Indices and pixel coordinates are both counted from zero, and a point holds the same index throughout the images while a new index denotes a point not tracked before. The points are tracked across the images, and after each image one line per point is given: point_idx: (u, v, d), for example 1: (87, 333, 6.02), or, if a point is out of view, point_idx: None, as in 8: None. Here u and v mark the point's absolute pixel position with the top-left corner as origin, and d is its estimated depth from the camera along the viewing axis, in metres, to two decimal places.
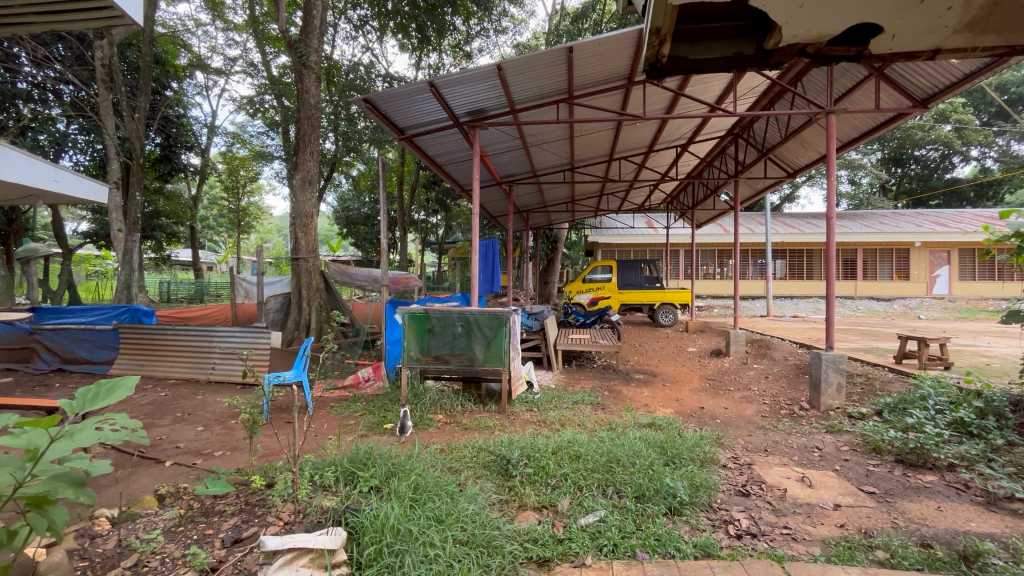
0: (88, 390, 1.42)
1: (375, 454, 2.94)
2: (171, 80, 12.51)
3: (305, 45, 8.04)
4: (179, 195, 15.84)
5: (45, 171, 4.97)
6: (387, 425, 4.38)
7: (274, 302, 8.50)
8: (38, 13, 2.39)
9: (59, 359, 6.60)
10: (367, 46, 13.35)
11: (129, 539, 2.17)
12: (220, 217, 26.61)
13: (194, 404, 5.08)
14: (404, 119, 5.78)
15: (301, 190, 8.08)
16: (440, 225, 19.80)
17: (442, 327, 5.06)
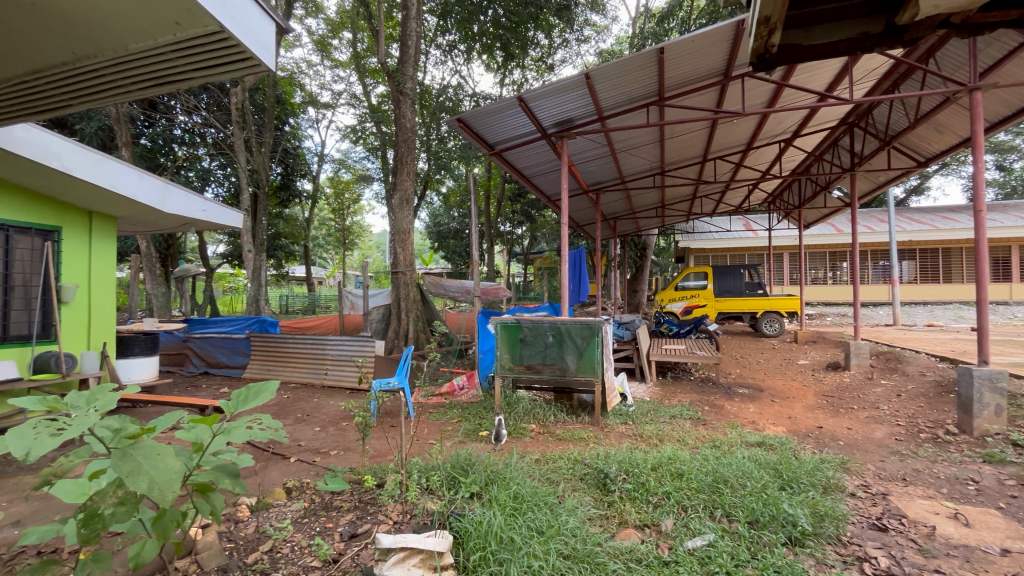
0: (241, 391, 1.60)
1: (475, 461, 3.02)
2: (289, 117, 14.12)
3: (402, 74, 8.64)
4: (296, 217, 17.74)
5: (194, 202, 5.84)
6: (483, 432, 4.50)
7: (377, 312, 9.14)
8: (192, 67, 2.81)
9: (205, 363, 7.64)
10: (455, 69, 14.05)
11: (265, 526, 2.42)
12: (327, 236, 29.29)
13: (311, 406, 5.59)
14: (494, 134, 5.97)
15: (399, 208, 8.62)
16: (526, 236, 20.10)
17: (534, 337, 5.08)
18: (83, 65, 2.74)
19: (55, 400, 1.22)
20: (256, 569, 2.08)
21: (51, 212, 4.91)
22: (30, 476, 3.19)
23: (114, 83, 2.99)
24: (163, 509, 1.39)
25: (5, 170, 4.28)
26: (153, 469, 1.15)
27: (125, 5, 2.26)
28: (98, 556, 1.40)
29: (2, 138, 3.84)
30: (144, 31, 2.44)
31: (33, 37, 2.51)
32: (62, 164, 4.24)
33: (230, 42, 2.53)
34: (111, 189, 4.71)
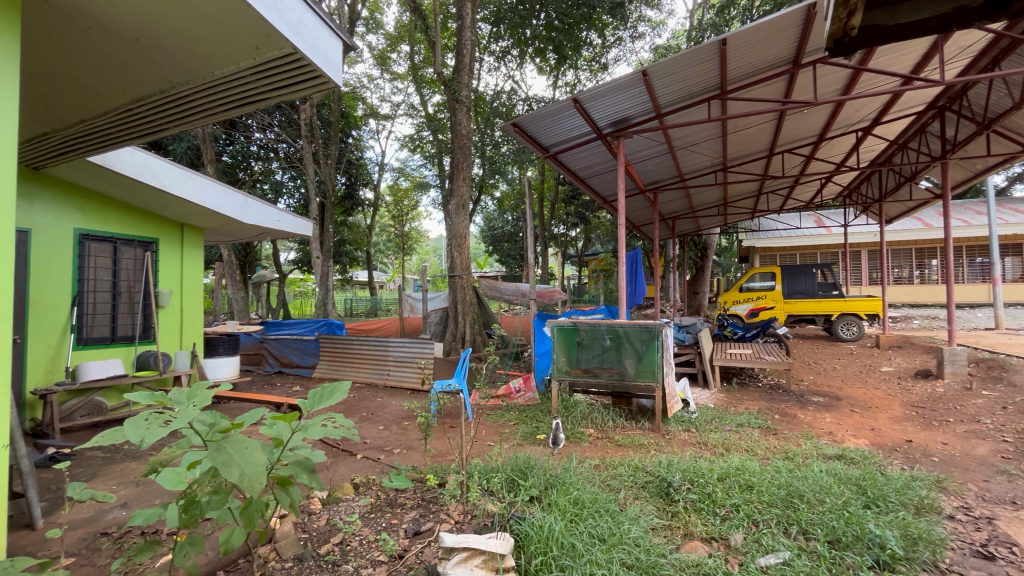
0: (317, 390, 1.69)
1: (534, 464, 3.02)
2: (352, 129, 14.87)
3: (457, 83, 8.85)
4: (359, 225, 18.60)
5: (270, 213, 6.28)
6: (540, 436, 4.49)
7: (435, 315, 9.40)
8: (270, 87, 3.02)
9: (279, 363, 8.18)
10: (508, 74, 14.19)
11: (335, 519, 2.54)
12: (386, 241, 30.43)
13: (375, 405, 5.83)
14: (548, 137, 5.99)
15: (455, 213, 8.82)
16: (580, 238, 19.90)
17: (591, 340, 5.02)
18: (178, 91, 3.02)
19: (161, 395, 1.34)
20: (329, 560, 2.19)
21: (149, 225, 5.46)
22: (135, 463, 3.54)
23: (203, 106, 3.28)
24: (250, 499, 1.50)
25: (113, 188, 4.81)
26: (244, 462, 1.24)
27: (214, 34, 2.47)
28: (193, 540, 1.53)
29: (112, 160, 4.32)
30: (228, 56, 2.66)
31: (138, 67, 2.79)
32: (159, 181, 4.71)
33: (303, 61, 2.70)
34: (199, 203, 5.17)
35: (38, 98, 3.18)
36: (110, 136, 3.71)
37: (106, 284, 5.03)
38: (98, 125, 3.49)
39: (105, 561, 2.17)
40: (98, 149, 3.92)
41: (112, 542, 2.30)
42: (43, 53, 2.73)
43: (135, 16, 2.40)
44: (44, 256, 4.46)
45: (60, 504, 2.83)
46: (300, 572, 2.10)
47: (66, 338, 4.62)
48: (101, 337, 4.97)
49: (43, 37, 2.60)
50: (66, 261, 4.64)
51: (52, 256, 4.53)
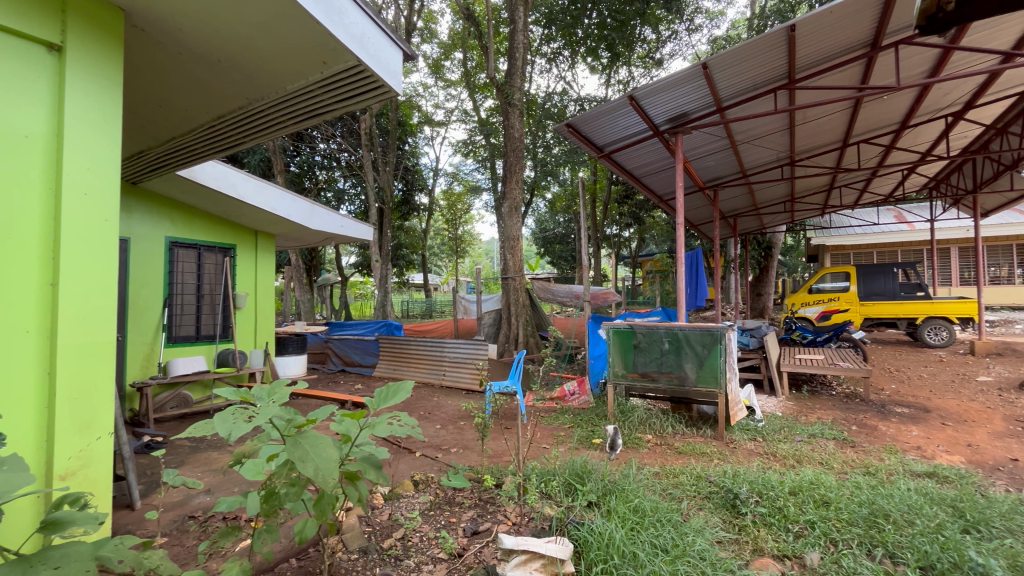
0: (382, 389, 1.74)
1: (592, 469, 2.97)
2: (408, 137, 15.37)
3: (510, 86, 8.92)
4: (415, 229, 19.15)
5: (334, 219, 6.63)
6: (596, 440, 4.41)
7: (488, 317, 9.52)
8: (336, 99, 3.16)
9: (342, 362, 8.57)
10: (560, 75, 14.14)
11: (397, 514, 2.62)
12: (440, 245, 31.15)
13: (431, 405, 5.96)
14: (603, 136, 5.92)
15: (508, 216, 8.87)
16: (634, 238, 19.45)
17: (649, 343, 4.88)
18: (255, 107, 3.24)
19: (245, 391, 1.43)
20: (391, 554, 2.25)
21: (228, 232, 5.90)
22: (217, 453, 3.83)
23: (276, 121, 3.50)
24: (323, 492, 1.56)
25: (197, 199, 5.23)
26: (319, 458, 1.29)
27: (286, 51, 2.63)
28: (271, 528, 1.62)
29: (197, 173, 4.71)
30: (299, 71, 2.82)
31: (221, 87, 3.03)
32: (236, 191, 5.08)
33: (366, 73, 2.81)
34: (271, 211, 5.52)
35: (137, 120, 3.52)
36: (196, 152, 4.04)
37: (191, 287, 5.48)
38: (186, 141, 3.82)
39: (193, 542, 2.35)
40: (185, 163, 4.28)
41: (198, 525, 2.50)
42: (140, 79, 3.02)
43: (217, 38, 2.59)
44: (140, 261, 4.93)
45: (155, 488, 3.10)
46: (365, 564, 2.17)
47: (158, 336, 5.08)
48: (187, 336, 5.42)
49: (140, 63, 2.86)
50: (158, 266, 5.11)
51: (146, 262, 5.00)
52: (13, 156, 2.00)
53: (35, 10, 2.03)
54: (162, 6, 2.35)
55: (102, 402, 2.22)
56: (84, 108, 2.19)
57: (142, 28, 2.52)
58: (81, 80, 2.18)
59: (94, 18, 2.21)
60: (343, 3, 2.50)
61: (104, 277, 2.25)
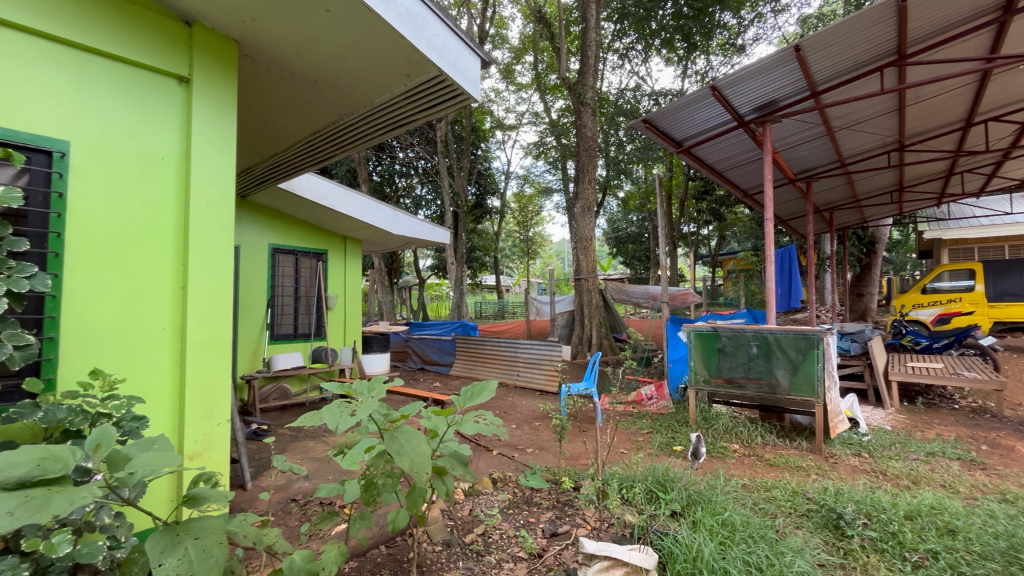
0: (467, 388, 1.79)
1: (674, 477, 2.85)
2: (482, 142, 15.71)
3: (583, 85, 8.82)
4: (488, 232, 19.52)
5: (415, 224, 6.99)
6: (677, 447, 4.23)
7: (561, 318, 9.49)
8: (418, 110, 3.30)
9: (421, 360, 8.95)
10: (633, 71, 13.77)
11: (477, 510, 2.68)
12: (512, 247, 31.48)
13: (506, 404, 6.04)
14: (681, 130, 5.71)
15: (581, 216, 8.76)
16: (714, 236, 18.43)
17: (734, 347, 4.59)
18: (346, 122, 3.48)
19: (347, 386, 1.53)
20: (473, 549, 2.31)
21: (320, 239, 6.39)
22: (313, 443, 4.16)
23: (365, 133, 3.73)
24: (414, 485, 1.64)
25: (294, 209, 5.72)
26: (413, 452, 1.36)
27: (375, 67, 2.80)
28: (365, 516, 1.73)
29: (295, 186, 5.13)
30: (386, 85, 2.98)
31: (318, 104, 3.28)
32: (329, 201, 5.48)
33: (447, 82, 2.91)
34: (358, 218, 5.89)
35: (246, 140, 3.93)
36: (294, 166, 4.42)
37: (290, 290, 6.00)
38: (286, 156, 4.19)
39: (296, 523, 2.57)
40: (285, 176, 4.69)
41: (299, 508, 2.72)
42: (251, 103, 3.36)
43: (315, 60, 2.81)
44: (248, 267, 5.48)
45: (263, 471, 3.43)
46: (449, 556, 2.24)
47: (262, 334, 5.62)
48: (287, 334, 5.94)
49: (250, 89, 3.19)
50: (262, 271, 5.64)
51: (253, 267, 5.55)
52: (152, 176, 2.32)
53: (168, 47, 2.34)
54: (268, 36, 2.60)
55: (221, 391, 2.49)
56: (208, 130, 2.47)
57: (252, 57, 2.81)
58: (206, 105, 2.47)
59: (215, 49, 2.50)
60: (425, 17, 2.61)
61: (223, 281, 2.53)
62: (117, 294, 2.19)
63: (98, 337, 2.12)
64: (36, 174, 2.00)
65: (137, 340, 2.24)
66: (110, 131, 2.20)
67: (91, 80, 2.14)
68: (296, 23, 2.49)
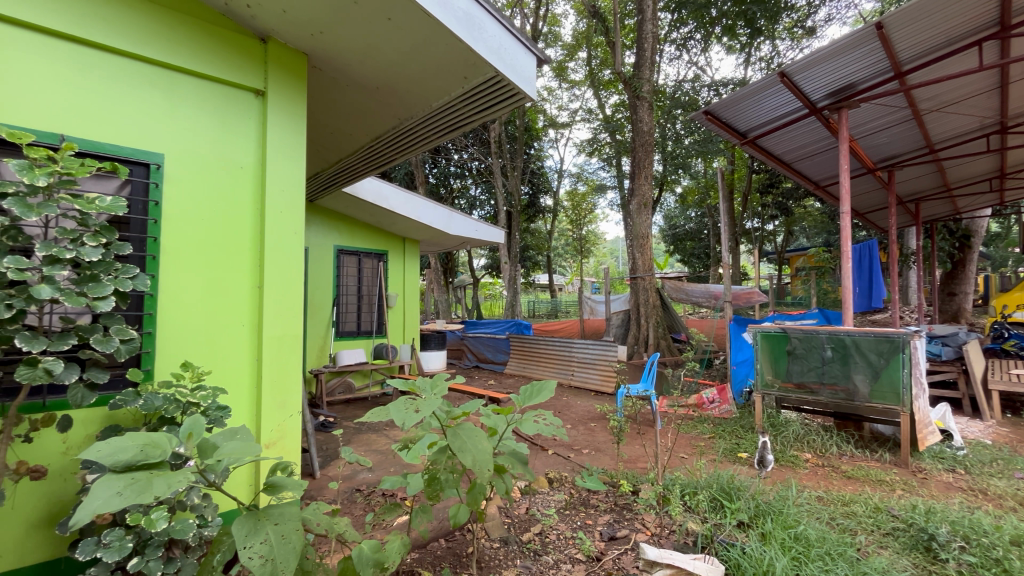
0: (526, 387, 1.78)
1: (740, 485, 2.72)
2: (534, 141, 15.71)
3: (639, 79, 8.58)
4: (540, 231, 19.51)
5: (470, 225, 7.12)
6: (742, 453, 4.02)
7: (617, 318, 9.31)
8: (475, 111, 3.35)
9: (477, 358, 9.10)
10: (692, 61, 13.26)
11: (534, 510, 2.68)
12: (565, 246, 31.25)
13: (561, 404, 6.01)
14: (746, 121, 5.45)
15: (637, 213, 8.54)
16: (780, 232, 17.39)
17: (806, 350, 4.30)
18: (405, 126, 3.59)
19: (412, 383, 1.57)
20: (531, 547, 2.30)
21: (381, 240, 6.65)
22: (375, 436, 4.33)
23: (424, 137, 3.83)
24: (474, 482, 1.66)
25: (358, 212, 5.97)
26: (474, 449, 1.37)
27: (433, 71, 2.86)
28: (426, 510, 1.76)
29: (358, 189, 5.35)
30: (443, 88, 3.04)
31: (380, 110, 3.41)
32: (389, 204, 5.67)
33: (503, 82, 2.92)
34: (416, 219, 6.06)
35: (314, 147, 4.16)
36: (357, 170, 4.62)
37: (353, 289, 6.29)
38: (350, 162, 4.39)
39: (361, 512, 2.69)
40: (349, 181, 4.92)
41: (364, 498, 2.85)
42: (318, 112, 3.55)
43: (376, 68, 2.92)
44: (316, 267, 5.80)
45: (331, 461, 3.62)
46: (507, 554, 2.26)
47: (328, 331, 5.92)
48: (351, 331, 6.23)
49: (318, 99, 3.37)
50: (328, 271, 5.95)
51: (320, 267, 5.87)
52: (233, 184, 2.51)
53: (246, 65, 2.52)
54: (334, 47, 2.74)
55: (293, 385, 2.64)
56: (281, 138, 2.64)
57: (320, 68, 2.97)
58: (279, 116, 2.63)
59: (286, 62, 2.66)
60: (482, 19, 2.63)
61: (295, 281, 2.68)
62: (204, 293, 2.38)
63: (188, 332, 2.31)
64: (136, 185, 2.22)
65: (220, 335, 2.42)
66: (197, 144, 2.40)
67: (181, 98, 2.35)
68: (359, 34, 2.61)
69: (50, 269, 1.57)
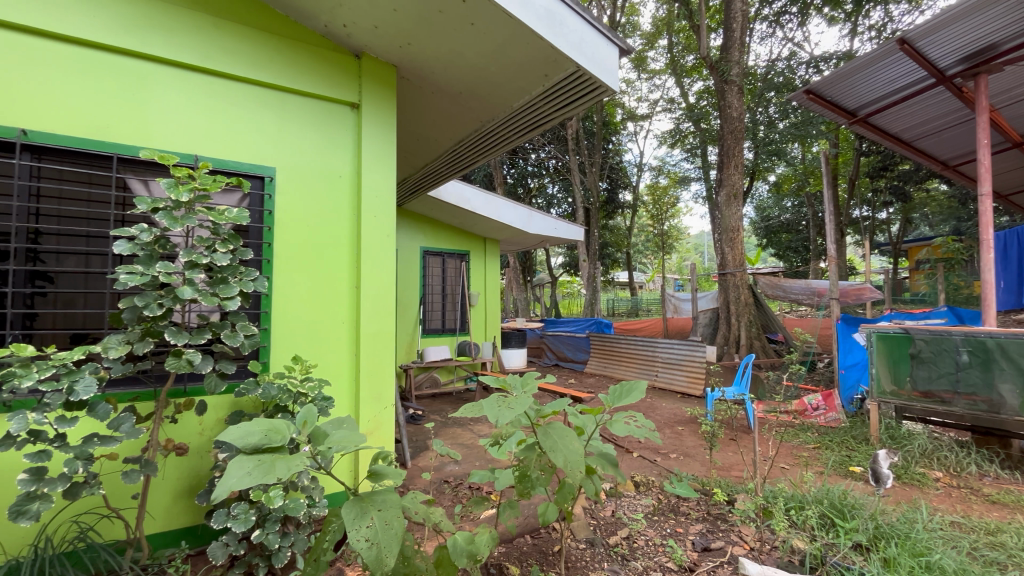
0: (616, 388, 1.72)
1: (855, 503, 2.44)
2: (613, 135, 15.33)
3: (727, 62, 8.05)
4: (619, 227, 18.98)
5: (550, 223, 7.13)
6: (854, 467, 3.63)
7: (704, 316, 8.81)
8: (556, 109, 3.32)
9: (556, 357, 9.10)
10: (787, 37, 12.16)
11: (620, 513, 2.61)
12: (645, 243, 30.06)
13: (645, 405, 5.81)
14: (855, 97, 4.91)
15: (726, 205, 8.00)
16: (896, 220, 15.41)
17: (935, 354, 3.78)
18: (487, 128, 3.66)
19: (503, 380, 1.60)
20: (618, 552, 2.25)
21: (463, 241, 6.86)
22: (461, 430, 4.49)
23: (505, 138, 3.89)
24: (563, 481, 1.65)
25: (441, 214, 6.21)
26: (566, 449, 1.36)
27: (513, 70, 2.88)
28: (514, 506, 1.78)
29: (443, 193, 5.56)
30: (525, 87, 3.05)
31: (463, 114, 3.52)
32: (471, 205, 5.84)
33: (585, 77, 2.86)
34: (497, 220, 6.18)
35: (403, 153, 4.40)
36: (442, 174, 4.80)
37: (438, 289, 6.57)
38: (435, 166, 4.57)
39: (450, 503, 2.80)
40: (434, 185, 5.13)
41: (452, 490, 2.96)
42: (407, 120, 3.75)
43: (461, 73, 3.00)
44: (404, 267, 6.14)
45: (421, 452, 3.79)
46: (594, 556, 2.22)
47: (415, 329, 6.24)
48: (436, 328, 6.51)
49: (407, 108, 3.55)
50: (416, 271, 6.27)
51: (408, 268, 6.20)
52: (333, 192, 2.71)
53: (345, 81, 2.73)
54: (421, 58, 2.87)
55: (386, 380, 2.80)
56: (375, 146, 2.80)
57: (408, 78, 3.12)
58: (373, 126, 2.80)
59: (379, 76, 2.83)
60: (564, 14, 2.61)
61: (387, 281, 2.84)
62: (309, 293, 2.60)
63: (298, 329, 2.54)
64: (255, 197, 2.49)
65: (325, 332, 2.63)
66: (303, 156, 2.63)
67: (289, 115, 2.59)
68: (445, 42, 2.70)
69: (190, 272, 1.80)
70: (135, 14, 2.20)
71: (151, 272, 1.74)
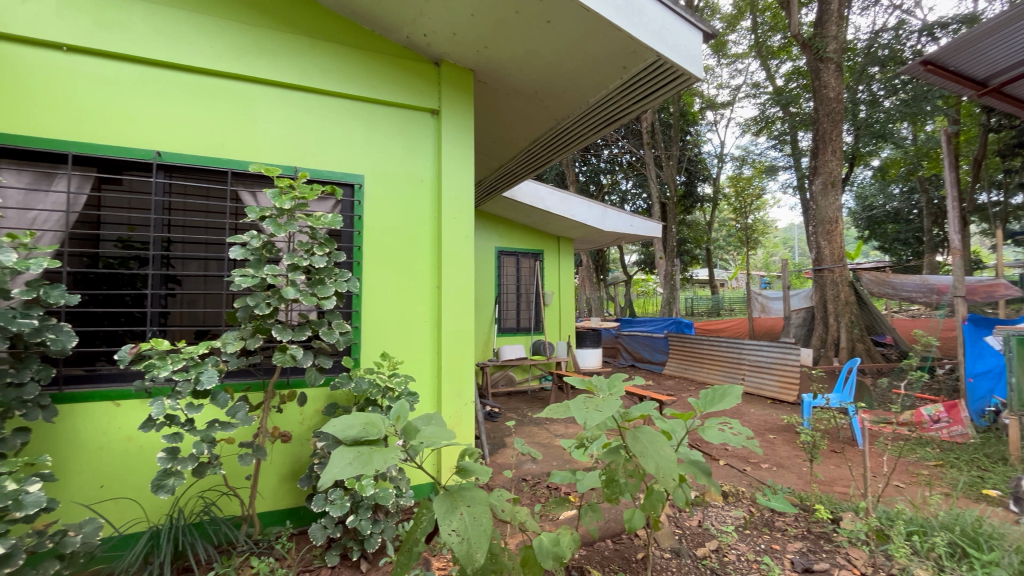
0: (708, 392, 1.62)
1: (993, 533, 2.12)
2: (691, 126, 14.59)
3: (822, 38, 7.34)
4: (698, 223, 18.05)
5: (625, 219, 6.95)
6: (988, 490, 3.16)
7: (797, 316, 8.11)
8: (634, 101, 3.21)
9: (633, 357, 8.84)
10: (894, 4, 10.85)
11: (708, 524, 2.48)
12: (726, 239, 28.25)
13: (731, 410, 5.47)
14: (983, 66, 4.29)
15: (822, 194, 7.30)
16: None
17: None
18: (562, 125, 3.63)
19: (588, 382, 1.56)
20: (708, 564, 2.12)
21: (537, 240, 6.88)
22: (537, 429, 4.50)
23: (581, 135, 3.82)
24: (651, 488, 1.58)
25: (515, 214, 6.27)
26: (657, 456, 1.30)
27: (589, 65, 2.82)
28: (596, 509, 1.73)
29: (517, 193, 5.61)
30: (602, 81, 2.98)
31: (538, 112, 3.51)
32: (545, 204, 5.83)
33: (666, 66, 2.73)
34: (571, 218, 6.11)
35: (478, 155, 4.49)
36: (516, 174, 4.83)
37: (512, 288, 6.65)
38: (510, 166, 4.61)
39: (529, 501, 2.81)
40: (508, 185, 5.19)
41: (532, 489, 2.96)
42: (483, 123, 3.81)
43: (537, 72, 3.00)
44: (480, 267, 6.27)
45: (499, 449, 3.85)
46: (680, 567, 2.12)
47: (491, 328, 6.36)
48: (511, 327, 6.59)
49: (482, 111, 3.62)
50: (491, 271, 6.38)
51: (484, 268, 6.32)
52: (415, 196, 2.82)
53: (425, 89, 2.83)
54: (497, 60, 2.91)
55: (466, 377, 2.86)
56: (453, 150, 2.87)
57: (485, 81, 3.17)
58: (452, 130, 2.87)
59: (457, 81, 2.90)
60: (643, 2, 2.50)
61: (466, 280, 2.90)
62: (394, 292, 2.72)
63: (385, 326, 2.68)
64: (345, 204, 2.66)
65: (409, 329, 2.75)
66: (388, 163, 2.76)
67: (375, 125, 2.73)
68: (521, 42, 2.71)
69: (292, 274, 1.97)
70: (244, 42, 2.44)
71: (260, 275, 1.91)
